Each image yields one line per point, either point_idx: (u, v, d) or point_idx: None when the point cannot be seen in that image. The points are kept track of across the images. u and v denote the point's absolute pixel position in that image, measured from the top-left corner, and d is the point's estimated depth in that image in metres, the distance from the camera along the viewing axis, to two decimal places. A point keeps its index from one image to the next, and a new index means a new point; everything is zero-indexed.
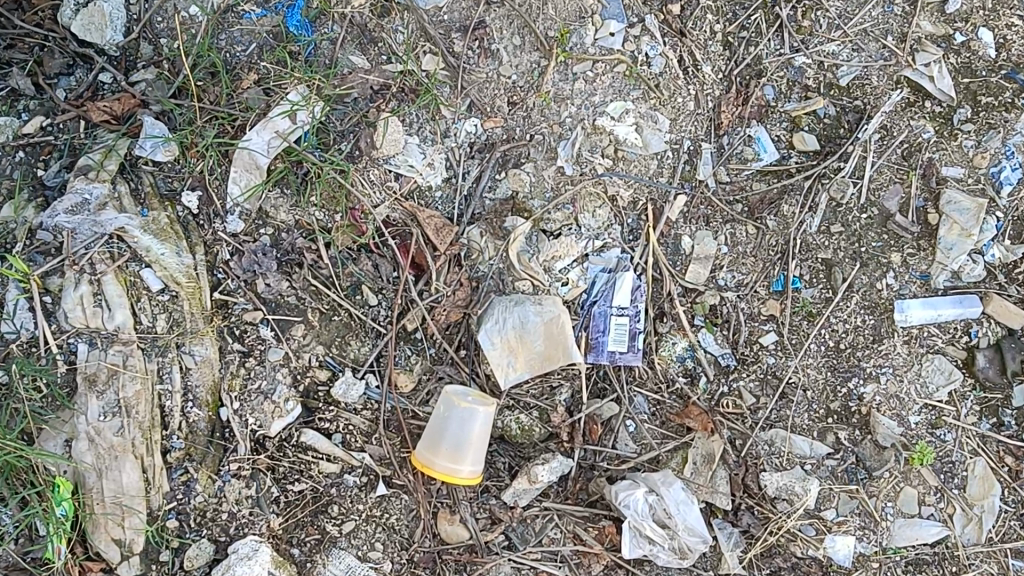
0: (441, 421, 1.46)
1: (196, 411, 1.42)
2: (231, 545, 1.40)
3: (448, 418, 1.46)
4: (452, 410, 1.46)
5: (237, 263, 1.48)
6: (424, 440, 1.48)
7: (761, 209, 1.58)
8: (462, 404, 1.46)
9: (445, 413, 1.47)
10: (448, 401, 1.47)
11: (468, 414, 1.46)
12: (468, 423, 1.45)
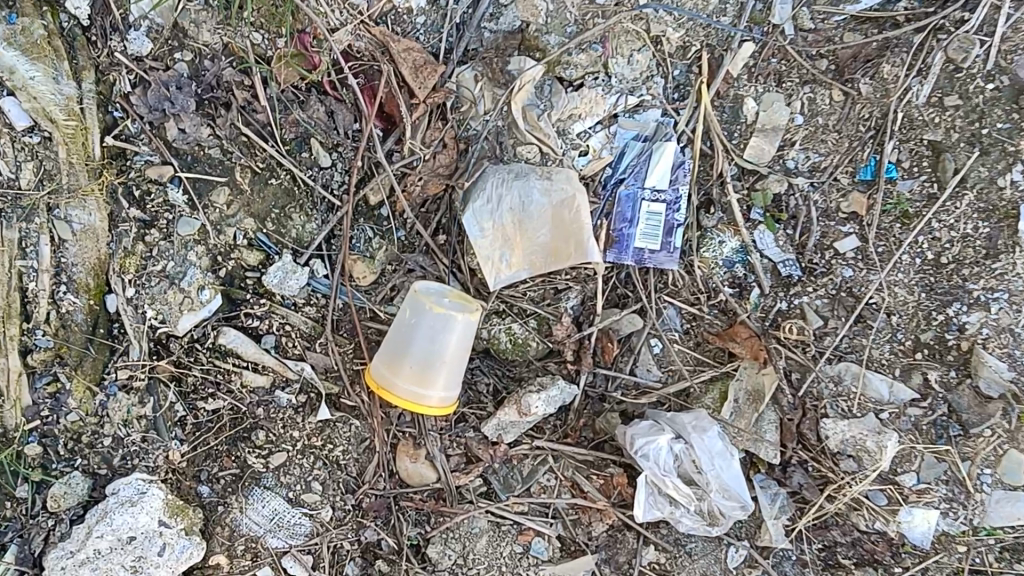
0: (407, 329, 1.09)
1: (71, 297, 1.07)
2: (111, 483, 1.06)
3: (416, 326, 1.08)
4: (422, 317, 1.08)
5: (142, 98, 1.07)
6: (383, 351, 1.11)
7: (852, 68, 1.17)
8: (435, 309, 1.08)
9: (412, 319, 1.09)
10: (416, 303, 1.09)
11: (442, 322, 1.08)
12: (443, 335, 1.08)
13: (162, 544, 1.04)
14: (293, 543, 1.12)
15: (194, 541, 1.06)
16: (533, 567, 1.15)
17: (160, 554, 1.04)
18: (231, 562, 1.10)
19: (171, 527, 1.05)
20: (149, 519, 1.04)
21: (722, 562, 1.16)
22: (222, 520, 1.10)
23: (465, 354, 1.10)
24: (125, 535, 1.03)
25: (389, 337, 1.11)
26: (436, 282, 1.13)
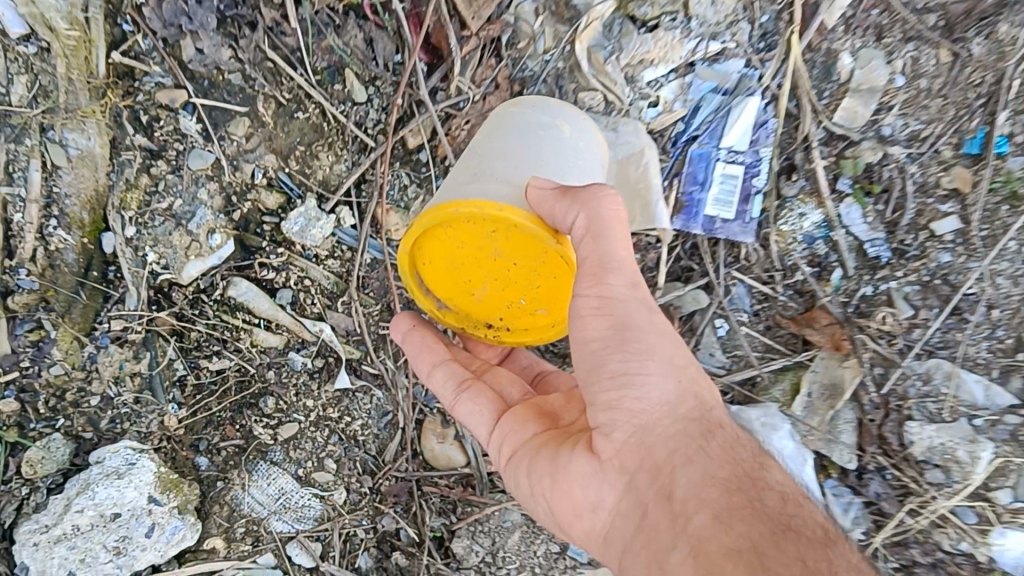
0: (526, 146, 0.82)
1: (62, 235, 0.92)
2: (97, 449, 0.94)
3: (539, 143, 0.83)
4: (546, 125, 0.84)
5: (155, 10, 0.91)
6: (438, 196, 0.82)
7: (964, 25, 1.01)
8: (561, 122, 0.85)
9: (520, 128, 0.84)
10: (517, 112, 0.86)
11: (580, 146, 0.85)
12: (576, 162, 0.84)
13: (150, 524, 0.91)
14: (300, 527, 1.01)
15: (186, 520, 0.93)
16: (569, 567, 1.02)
17: (148, 535, 0.91)
18: (229, 545, 0.99)
19: (164, 507, 0.92)
20: (137, 496, 0.90)
21: None
22: (221, 498, 0.99)
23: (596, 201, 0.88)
24: (109, 511, 0.89)
25: (471, 180, 0.80)
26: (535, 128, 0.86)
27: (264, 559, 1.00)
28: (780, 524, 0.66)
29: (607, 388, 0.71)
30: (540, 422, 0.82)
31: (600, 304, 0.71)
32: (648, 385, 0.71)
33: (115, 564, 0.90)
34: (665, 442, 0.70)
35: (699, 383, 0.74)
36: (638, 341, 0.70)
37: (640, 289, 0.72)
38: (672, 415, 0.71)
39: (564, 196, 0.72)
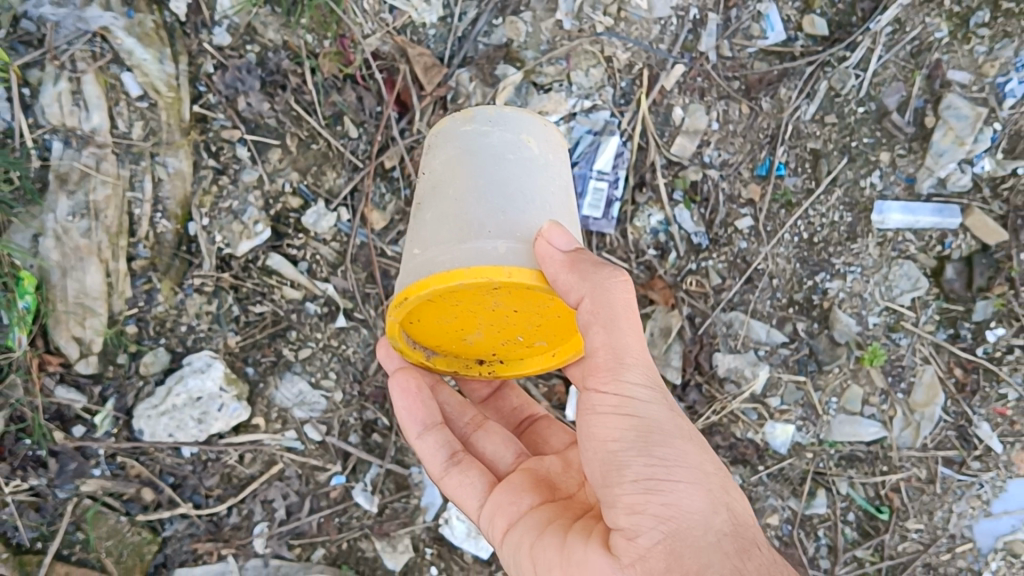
0: (499, 177, 1.02)
1: (164, 222, 1.44)
2: (186, 356, 1.43)
3: (511, 167, 1.04)
4: (509, 144, 1.05)
5: (221, 78, 1.47)
6: (432, 245, 1.02)
7: (757, 89, 1.56)
8: (526, 138, 1.07)
9: (490, 161, 1.04)
10: (475, 132, 1.06)
11: (539, 155, 1.07)
12: (541, 170, 1.06)
13: (221, 403, 1.40)
14: (312, 414, 1.47)
15: (241, 405, 1.42)
16: None
17: (219, 410, 1.40)
18: (267, 423, 1.45)
19: (227, 392, 1.41)
20: (212, 384, 1.40)
21: None
22: (262, 394, 1.46)
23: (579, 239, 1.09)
24: (195, 394, 1.39)
25: (461, 235, 0.99)
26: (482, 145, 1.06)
27: (290, 435, 1.46)
28: None
29: (636, 486, 0.96)
30: (534, 497, 1.14)
31: (627, 401, 0.98)
32: (674, 495, 0.96)
33: (198, 428, 1.40)
34: (698, 558, 0.95)
35: (728, 500, 1.02)
36: (659, 452, 0.97)
37: (657, 396, 0.99)
38: (703, 530, 0.97)
39: (569, 263, 0.96)
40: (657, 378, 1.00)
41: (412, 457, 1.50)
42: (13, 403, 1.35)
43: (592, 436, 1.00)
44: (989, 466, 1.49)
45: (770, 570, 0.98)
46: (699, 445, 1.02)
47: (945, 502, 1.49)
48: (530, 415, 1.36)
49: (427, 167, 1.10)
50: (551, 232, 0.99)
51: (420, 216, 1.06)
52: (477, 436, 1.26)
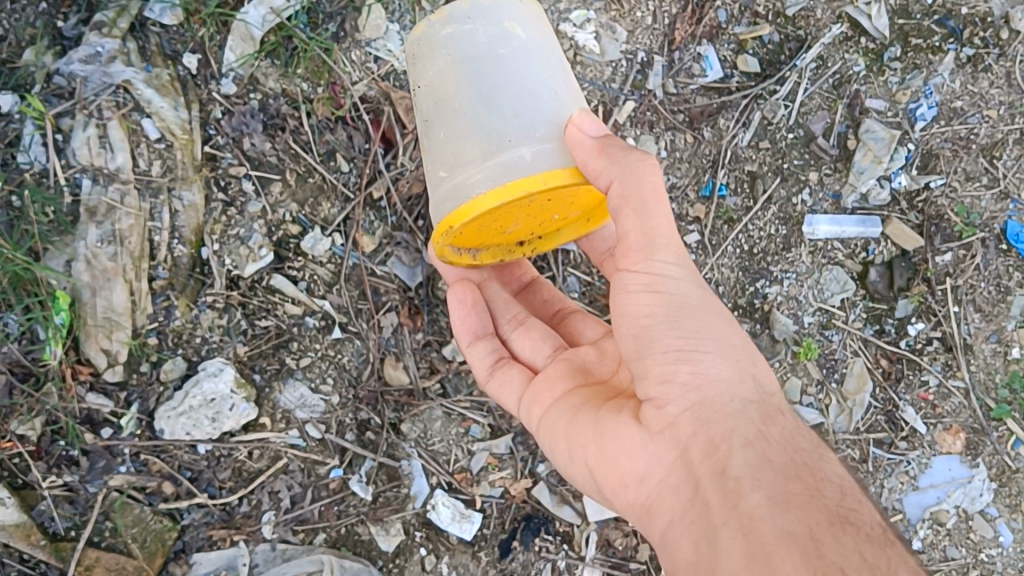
0: (502, 80, 1.23)
1: (180, 247, 1.64)
2: (201, 364, 1.63)
3: (510, 63, 1.24)
4: (495, 40, 1.25)
5: (228, 122, 1.68)
6: (458, 168, 1.25)
7: (699, 120, 1.77)
8: (508, 26, 1.27)
9: (489, 69, 1.24)
10: (457, 36, 1.25)
11: (522, 33, 1.27)
12: (529, 51, 1.27)
13: (232, 401, 1.61)
14: (312, 415, 1.68)
15: (251, 405, 1.63)
16: (470, 442, 1.76)
17: (230, 409, 1.61)
18: (272, 423, 1.65)
19: (237, 393, 1.62)
20: (225, 385, 1.61)
21: None
22: (268, 397, 1.66)
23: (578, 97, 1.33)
24: (210, 395, 1.60)
25: (486, 153, 1.22)
26: (460, 46, 1.25)
27: (292, 433, 1.66)
28: (790, 459, 1.15)
29: (666, 355, 1.23)
30: (567, 383, 1.46)
31: (658, 282, 1.25)
32: (700, 363, 1.23)
33: (212, 426, 1.60)
34: (722, 417, 1.19)
35: (754, 373, 1.26)
36: (686, 326, 1.24)
37: (685, 279, 1.27)
38: (730, 397, 1.21)
39: (596, 152, 1.22)
40: (685, 264, 1.27)
41: (402, 451, 1.72)
42: (48, 408, 1.55)
43: (630, 314, 1.27)
44: (915, 445, 1.81)
45: (793, 433, 1.20)
46: (724, 322, 1.28)
47: (877, 478, 1.79)
48: (562, 307, 1.65)
49: (422, 76, 1.30)
50: (579, 121, 1.25)
51: (438, 135, 1.27)
52: (517, 334, 1.57)
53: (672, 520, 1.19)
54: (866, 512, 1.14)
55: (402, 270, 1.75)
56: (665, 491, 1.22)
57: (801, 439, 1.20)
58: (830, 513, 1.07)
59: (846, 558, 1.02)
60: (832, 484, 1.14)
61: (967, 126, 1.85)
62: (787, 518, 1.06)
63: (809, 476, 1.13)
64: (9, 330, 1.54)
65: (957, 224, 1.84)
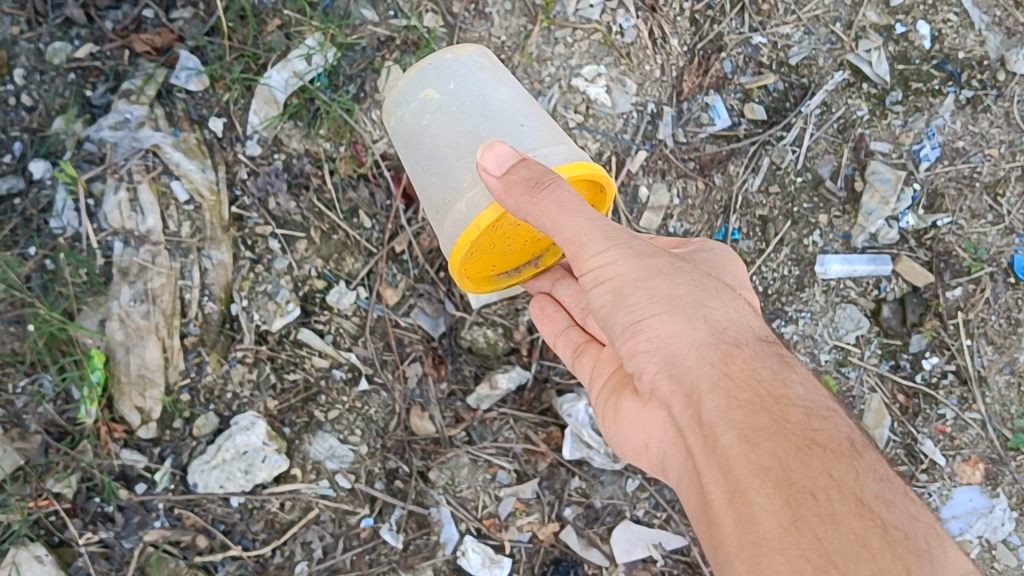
0: (429, 149, 1.37)
1: (210, 303, 1.69)
2: (233, 418, 1.67)
3: (431, 130, 1.37)
4: (433, 106, 1.37)
5: (253, 183, 1.73)
6: (446, 224, 1.36)
7: (710, 167, 1.84)
8: (424, 93, 1.38)
9: (435, 131, 1.37)
10: (396, 122, 1.43)
11: (456, 86, 1.38)
12: (448, 107, 1.37)
13: (264, 453, 1.65)
14: (342, 465, 1.71)
15: (282, 456, 1.66)
16: (497, 488, 1.79)
17: (263, 460, 1.64)
18: (303, 474, 1.69)
19: (269, 445, 1.66)
20: (257, 438, 1.65)
21: (623, 487, 1.84)
22: (298, 449, 1.70)
23: (524, 112, 1.40)
24: (242, 447, 1.64)
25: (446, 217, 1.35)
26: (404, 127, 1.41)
27: (323, 484, 1.70)
28: (750, 400, 1.07)
29: (624, 335, 1.18)
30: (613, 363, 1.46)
31: (600, 271, 1.18)
32: (649, 330, 1.16)
33: (245, 478, 1.64)
34: (686, 369, 1.13)
35: (707, 313, 1.16)
36: (630, 298, 1.16)
37: (622, 253, 1.17)
38: (686, 346, 1.13)
39: (505, 187, 1.19)
40: (616, 234, 1.19)
41: (430, 498, 1.75)
42: (83, 465, 1.59)
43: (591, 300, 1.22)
44: (935, 476, 1.88)
45: (757, 360, 1.13)
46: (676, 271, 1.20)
47: None
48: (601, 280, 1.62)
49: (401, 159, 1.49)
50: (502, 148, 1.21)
51: (425, 202, 1.42)
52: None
53: (680, 474, 1.20)
54: (835, 425, 1.09)
55: (425, 320, 1.79)
56: (672, 449, 1.21)
57: (767, 363, 1.13)
58: (797, 440, 1.03)
59: (815, 480, 1.00)
60: (798, 407, 1.08)
61: (971, 165, 1.92)
62: (758, 454, 1.02)
63: (776, 405, 1.07)
64: (43, 391, 1.57)
65: (966, 259, 1.91)
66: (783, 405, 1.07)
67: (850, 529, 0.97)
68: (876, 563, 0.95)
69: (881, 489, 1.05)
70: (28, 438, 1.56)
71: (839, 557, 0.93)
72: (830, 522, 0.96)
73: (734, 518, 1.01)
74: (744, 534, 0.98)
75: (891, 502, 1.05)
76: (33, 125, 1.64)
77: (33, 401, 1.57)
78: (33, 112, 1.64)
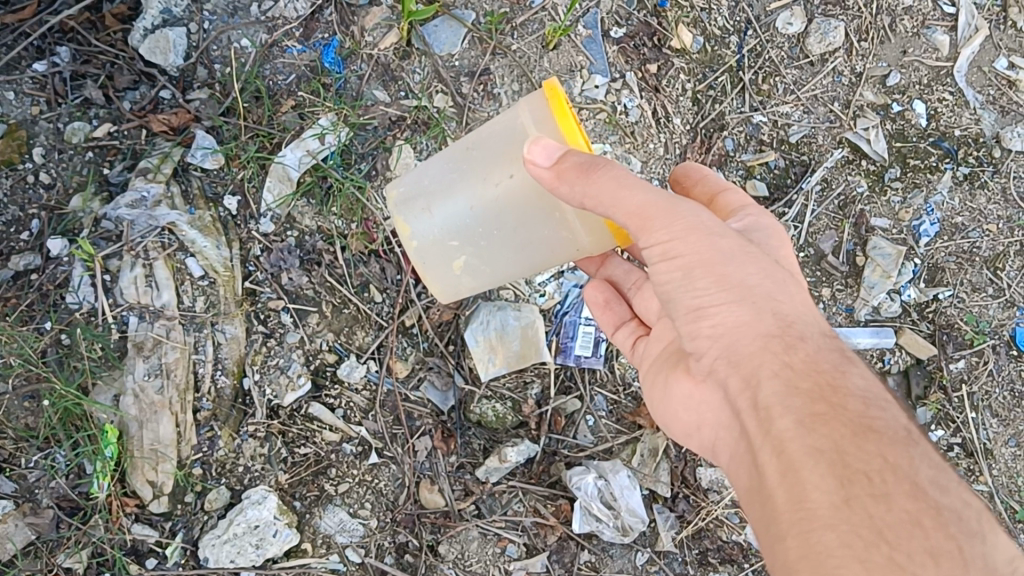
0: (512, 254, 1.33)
1: (223, 378, 1.71)
2: (245, 492, 1.68)
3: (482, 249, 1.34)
4: (445, 230, 1.34)
5: (267, 258, 1.76)
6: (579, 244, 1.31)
7: None
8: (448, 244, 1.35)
9: (476, 229, 1.32)
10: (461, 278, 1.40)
11: (428, 201, 1.35)
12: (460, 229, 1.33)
13: (276, 526, 1.66)
14: (353, 539, 1.73)
15: (293, 530, 1.68)
16: (506, 562, 1.80)
17: (274, 535, 1.65)
18: (314, 548, 1.70)
19: (280, 520, 1.67)
20: (269, 513, 1.65)
21: (632, 561, 1.85)
22: (309, 522, 1.71)
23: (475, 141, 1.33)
24: (255, 521, 1.64)
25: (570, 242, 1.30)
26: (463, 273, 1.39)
27: (333, 558, 1.71)
28: (811, 393, 1.09)
29: (690, 318, 1.19)
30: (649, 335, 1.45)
31: (666, 249, 1.16)
32: (716, 318, 1.16)
33: (256, 553, 1.64)
34: (748, 357, 1.15)
35: (776, 306, 1.17)
36: (700, 281, 1.15)
37: (692, 231, 1.15)
38: (749, 336, 1.15)
39: (563, 172, 1.16)
40: (683, 210, 1.17)
41: (440, 572, 1.76)
42: (94, 540, 1.59)
43: (656, 277, 1.20)
44: None
45: (818, 353, 1.14)
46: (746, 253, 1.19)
47: None
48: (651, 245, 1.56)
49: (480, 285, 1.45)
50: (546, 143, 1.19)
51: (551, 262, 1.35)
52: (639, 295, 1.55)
53: (733, 456, 1.21)
54: (892, 417, 1.11)
55: (435, 393, 1.81)
56: (725, 432, 1.23)
57: (828, 359, 1.14)
58: (855, 425, 1.05)
59: (869, 463, 1.02)
60: (856, 396, 1.10)
61: (970, 240, 1.97)
62: (815, 437, 1.05)
63: (834, 394, 1.09)
64: (57, 466, 1.59)
65: (968, 331, 1.94)
66: (843, 399, 1.09)
67: (902, 507, 0.99)
68: (929, 541, 0.97)
69: (937, 477, 1.06)
70: (41, 513, 1.58)
71: (894, 534, 0.96)
72: (884, 499, 0.99)
73: (788, 494, 1.04)
74: (796, 509, 1.02)
75: (945, 488, 1.05)
76: (51, 203, 1.69)
77: (46, 476, 1.59)
78: (51, 190, 1.69)
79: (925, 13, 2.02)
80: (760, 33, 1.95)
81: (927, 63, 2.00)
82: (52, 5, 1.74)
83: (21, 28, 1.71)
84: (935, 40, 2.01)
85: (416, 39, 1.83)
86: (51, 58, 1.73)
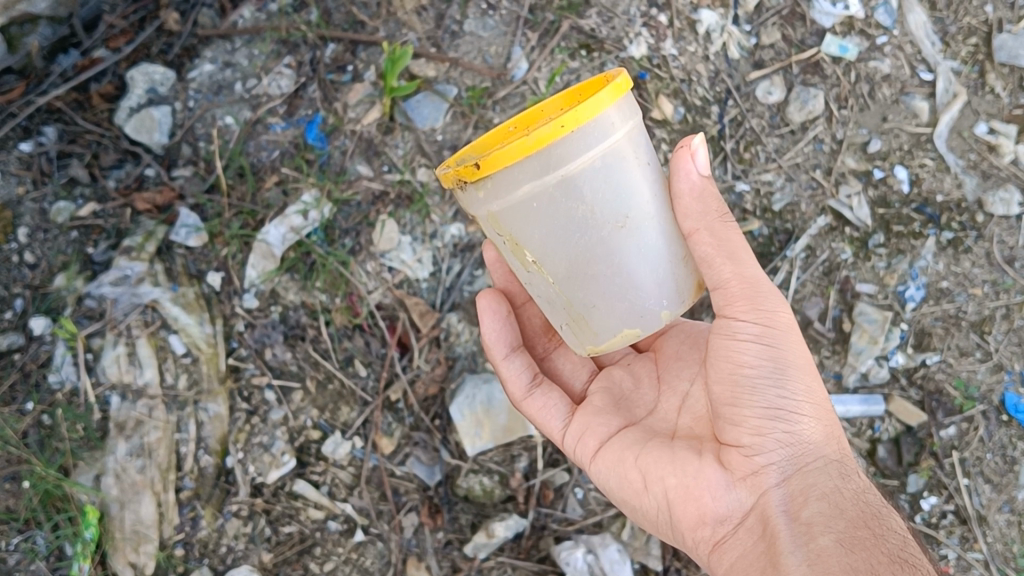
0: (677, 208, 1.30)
1: (207, 457, 1.69)
2: (228, 572, 1.67)
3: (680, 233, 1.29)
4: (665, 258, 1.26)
5: (250, 335, 1.76)
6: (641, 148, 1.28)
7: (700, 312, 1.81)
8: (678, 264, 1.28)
9: (674, 232, 1.27)
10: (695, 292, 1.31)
11: (631, 274, 1.24)
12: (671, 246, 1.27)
13: None
14: None
15: None
16: None
17: None
18: None
19: None
20: None
21: None
22: None
23: (599, 234, 1.21)
24: None
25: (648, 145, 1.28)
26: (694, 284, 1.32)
27: None
28: (859, 518, 1.22)
29: (772, 414, 1.29)
30: (618, 421, 1.47)
31: (768, 327, 1.30)
32: (794, 425, 1.29)
33: None
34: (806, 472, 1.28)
35: (841, 440, 1.34)
36: (794, 381, 1.30)
37: (791, 331, 1.32)
38: (817, 458, 1.30)
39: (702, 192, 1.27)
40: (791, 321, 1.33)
41: None
42: None
43: (728, 356, 1.31)
44: None
45: (865, 492, 1.28)
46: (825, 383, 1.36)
47: None
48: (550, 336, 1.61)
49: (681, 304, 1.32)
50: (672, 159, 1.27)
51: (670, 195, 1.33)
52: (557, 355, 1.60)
53: (744, 557, 1.29)
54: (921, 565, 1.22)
55: (421, 469, 1.78)
56: (743, 533, 1.30)
57: (873, 500, 1.28)
58: (891, 557, 1.17)
59: None
60: (894, 538, 1.22)
61: (955, 304, 1.96)
62: (853, 557, 1.16)
63: (876, 527, 1.22)
64: (37, 549, 1.56)
65: (957, 397, 1.93)
66: (882, 535, 1.21)
67: None
68: None
69: None
70: None
71: None
72: None
73: None
74: None
75: None
76: (35, 282, 1.68)
77: (26, 559, 1.55)
78: (35, 270, 1.68)
79: (903, 80, 2.03)
80: (740, 103, 1.98)
81: (907, 130, 2.01)
82: (40, 85, 1.76)
83: (9, 109, 1.72)
84: (914, 106, 2.02)
85: (399, 114, 1.84)
86: (37, 139, 1.74)
